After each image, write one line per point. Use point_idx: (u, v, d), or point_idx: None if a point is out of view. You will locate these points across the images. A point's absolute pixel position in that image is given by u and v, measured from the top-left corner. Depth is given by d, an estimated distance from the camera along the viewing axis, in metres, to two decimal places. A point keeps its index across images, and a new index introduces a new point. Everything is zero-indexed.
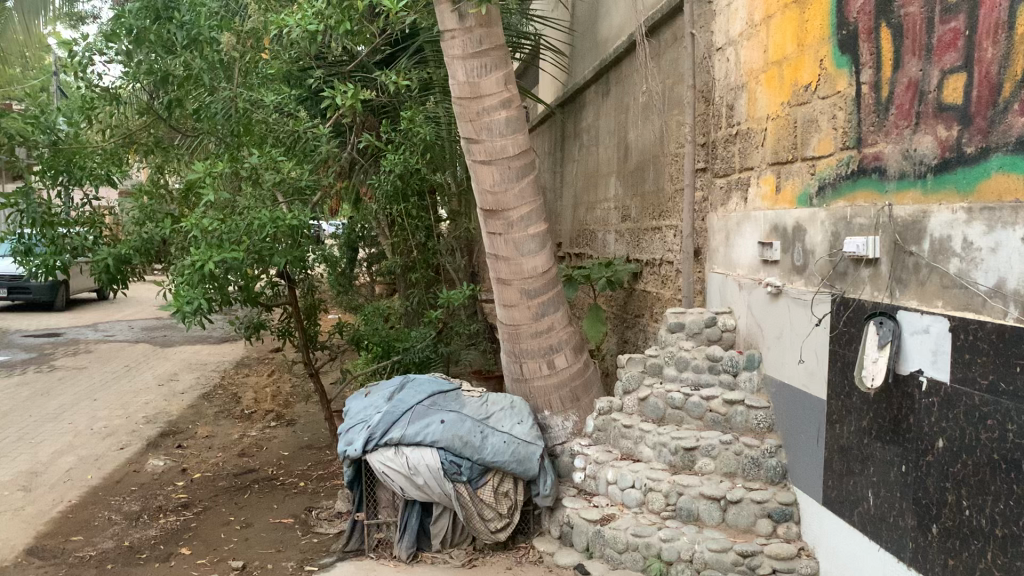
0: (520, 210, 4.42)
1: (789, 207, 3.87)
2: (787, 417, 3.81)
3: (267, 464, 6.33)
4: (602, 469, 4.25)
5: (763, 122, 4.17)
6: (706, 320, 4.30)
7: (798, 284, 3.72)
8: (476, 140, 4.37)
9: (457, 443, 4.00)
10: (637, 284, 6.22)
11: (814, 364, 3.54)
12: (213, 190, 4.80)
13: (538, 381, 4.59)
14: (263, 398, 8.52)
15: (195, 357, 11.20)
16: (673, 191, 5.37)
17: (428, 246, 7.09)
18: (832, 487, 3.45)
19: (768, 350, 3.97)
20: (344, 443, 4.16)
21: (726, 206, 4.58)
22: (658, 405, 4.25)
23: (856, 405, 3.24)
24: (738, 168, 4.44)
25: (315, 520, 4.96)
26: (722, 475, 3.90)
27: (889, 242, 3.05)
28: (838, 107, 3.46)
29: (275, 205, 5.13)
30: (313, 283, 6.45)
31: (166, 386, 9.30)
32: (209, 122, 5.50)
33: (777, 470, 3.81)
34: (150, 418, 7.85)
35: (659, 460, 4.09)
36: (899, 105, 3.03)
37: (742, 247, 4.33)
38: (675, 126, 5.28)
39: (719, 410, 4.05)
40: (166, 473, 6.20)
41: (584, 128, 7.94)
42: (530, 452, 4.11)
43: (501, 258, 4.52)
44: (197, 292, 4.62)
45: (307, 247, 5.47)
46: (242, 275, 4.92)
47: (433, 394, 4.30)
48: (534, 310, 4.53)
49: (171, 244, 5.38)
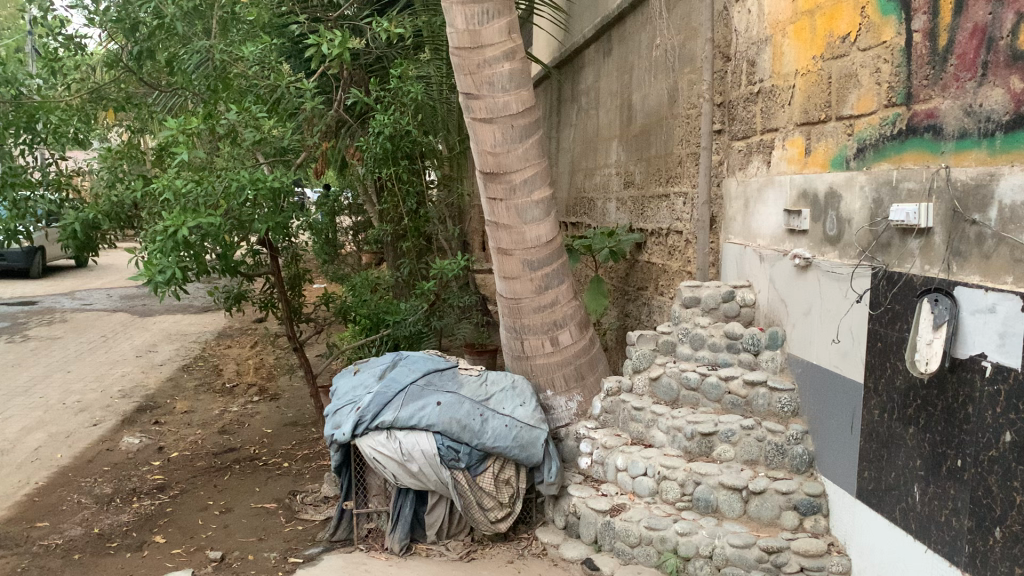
0: (523, 173, 4.06)
1: (820, 171, 3.54)
2: (815, 400, 3.50)
3: (249, 442, 5.98)
4: (610, 455, 3.94)
5: (790, 78, 3.82)
6: (724, 295, 3.98)
7: (831, 256, 3.40)
8: (477, 95, 3.99)
9: (455, 427, 3.68)
10: (640, 255, 5.88)
11: (851, 344, 3.22)
12: (187, 149, 4.41)
13: (540, 358, 4.27)
14: (245, 371, 8.17)
15: (175, 327, 10.81)
16: (684, 156, 5.02)
17: (420, 214, 6.56)
18: (868, 479, 3.14)
19: (794, 328, 3.65)
20: (331, 427, 3.81)
21: (745, 171, 4.24)
22: (672, 385, 3.94)
23: (899, 390, 2.94)
24: (760, 129, 4.09)
25: (299, 505, 4.63)
26: (742, 463, 3.60)
27: (946, 210, 2.72)
28: (883, 59, 3.11)
29: (255, 167, 4.74)
30: (298, 251, 6.05)
31: (144, 358, 8.92)
32: (185, 77, 5.09)
33: (804, 458, 3.50)
34: (127, 392, 7.48)
35: (673, 446, 3.78)
36: (960, 54, 2.69)
37: (764, 216, 3.99)
38: (687, 84, 4.92)
39: (739, 392, 3.73)
40: (141, 451, 5.85)
41: (582, 90, 7.56)
42: (534, 436, 3.77)
43: (501, 227, 4.16)
44: (171, 261, 4.24)
45: (290, 212, 5.07)
46: (219, 241, 4.54)
47: (428, 372, 3.96)
48: (537, 283, 4.18)
49: (143, 209, 4.97)
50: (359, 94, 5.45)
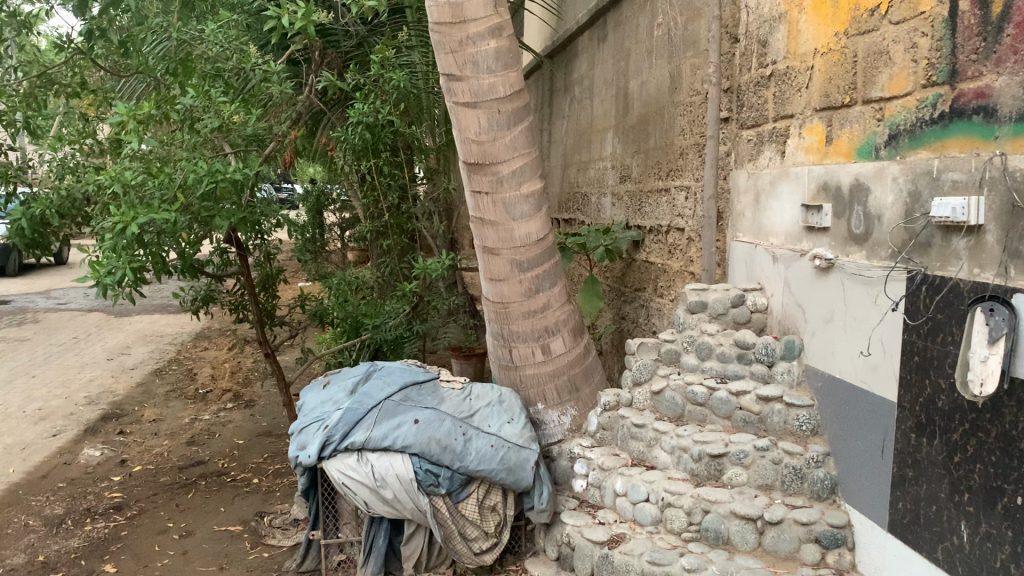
0: (511, 164, 3.67)
1: (844, 161, 3.16)
2: (838, 419, 3.12)
3: (218, 455, 5.57)
4: (608, 477, 3.55)
5: (808, 59, 3.42)
6: (733, 299, 3.62)
7: (857, 257, 3.02)
8: (459, 77, 3.59)
9: (434, 448, 3.29)
10: (637, 254, 5.49)
11: (881, 357, 2.84)
12: (138, 137, 4.01)
13: (530, 368, 3.88)
14: (220, 375, 7.75)
15: (152, 328, 10.38)
16: (686, 147, 4.64)
17: (402, 209, 6.16)
18: (903, 511, 2.76)
19: (814, 337, 3.27)
20: (296, 447, 3.40)
21: (756, 162, 3.85)
22: (676, 400, 3.57)
23: (941, 413, 2.55)
24: (774, 116, 3.70)
25: (267, 529, 4.23)
26: (756, 489, 3.22)
27: (1002, 204, 2.33)
28: (921, 32, 2.71)
29: (216, 158, 4.34)
30: (270, 249, 5.64)
31: (116, 361, 8.49)
32: (140, 59, 4.66)
33: (826, 484, 3.12)
34: (93, 399, 7.04)
35: (677, 468, 3.40)
36: (1019, 22, 2.30)
37: (778, 212, 3.61)
38: (691, 69, 4.53)
39: (751, 408, 3.36)
40: (101, 465, 5.44)
41: (575, 79, 7.16)
42: (523, 458, 3.36)
43: (487, 223, 3.76)
44: (121, 262, 3.81)
45: (257, 209, 4.66)
46: (177, 240, 4.14)
47: (405, 386, 3.57)
48: (527, 285, 3.79)
49: (97, 204, 4.53)
50: (332, 78, 5.04)
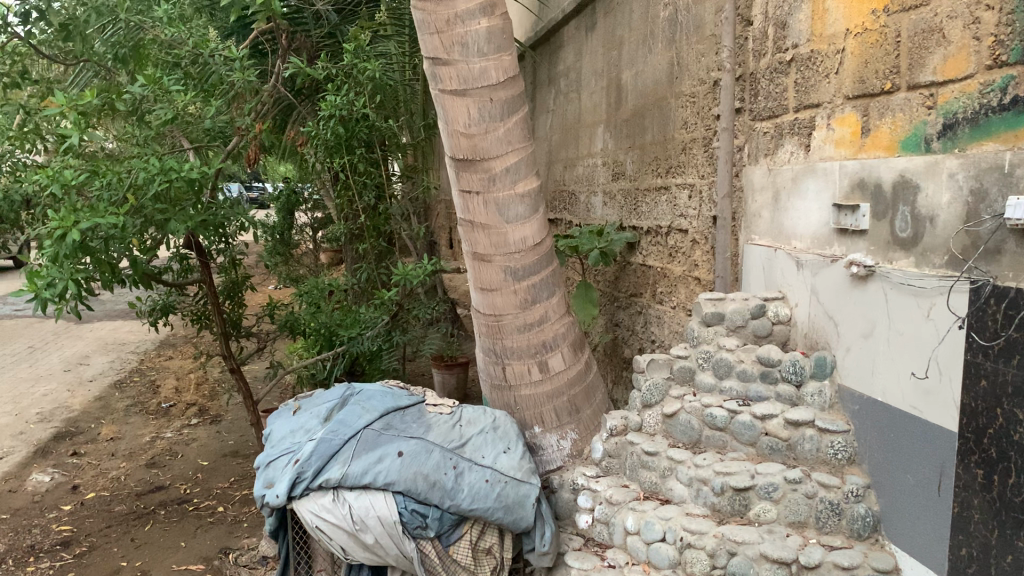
0: (504, 160, 3.27)
1: (884, 156, 2.79)
2: (879, 449, 2.74)
3: (179, 478, 5.12)
4: (617, 512, 3.18)
5: (836, 40, 3.05)
6: (753, 310, 3.27)
7: (902, 264, 2.65)
8: (447, 60, 3.18)
9: (421, 485, 2.88)
10: (633, 257, 5.11)
11: (937, 381, 2.47)
12: (81, 131, 3.54)
13: (526, 387, 3.50)
14: (185, 387, 7.28)
15: (113, 335, 9.86)
16: (688, 141, 4.26)
17: (379, 210, 5.73)
18: (967, 558, 2.38)
19: (849, 354, 2.90)
20: (262, 485, 2.97)
21: (774, 156, 3.48)
22: (692, 424, 3.21)
23: (1019, 449, 2.18)
24: (795, 106, 3.32)
25: (231, 568, 3.80)
26: (787, 528, 2.83)
27: None
28: (985, 4, 2.35)
29: (168, 155, 3.90)
30: (236, 254, 5.18)
31: (73, 372, 7.98)
32: (87, 46, 4.19)
33: (867, 522, 2.74)
34: (45, 416, 6.53)
35: (696, 503, 3.04)
36: None
37: (801, 212, 3.23)
38: (695, 56, 4.15)
39: (779, 434, 2.97)
40: (50, 493, 4.95)
41: (560, 71, 6.77)
42: (522, 494, 2.98)
43: (477, 227, 3.36)
44: (64, 273, 3.35)
45: (218, 212, 4.22)
46: (129, 246, 3.68)
47: (386, 414, 3.16)
48: (521, 295, 3.40)
49: (37, 206, 4.05)
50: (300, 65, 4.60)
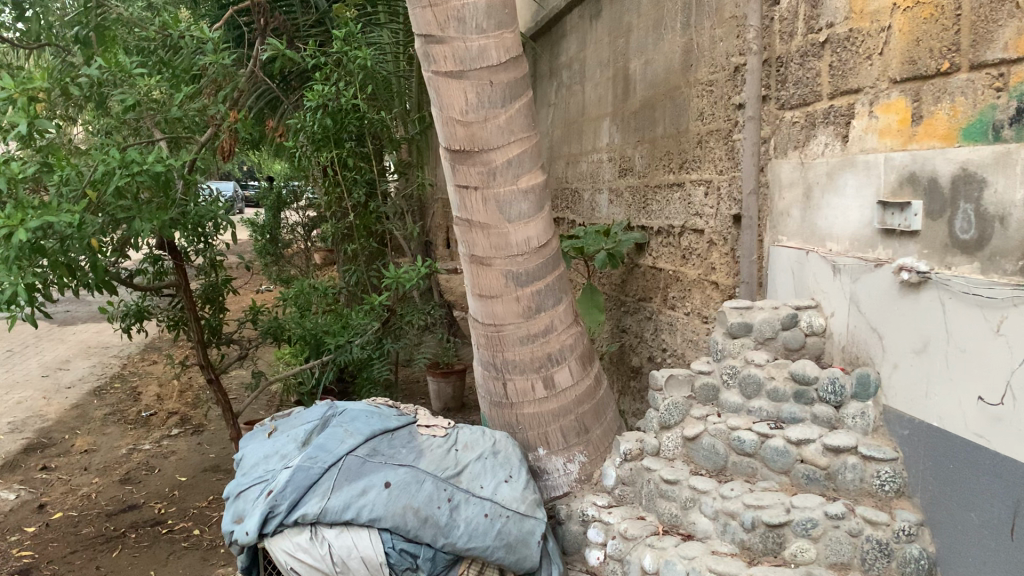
0: (506, 151, 2.92)
1: (939, 146, 2.44)
2: (935, 481, 2.39)
3: (154, 496, 4.76)
4: (633, 549, 2.85)
5: (880, 16, 2.69)
6: (784, 320, 2.94)
7: (964, 269, 2.30)
8: (441, 38, 2.83)
9: (411, 521, 2.53)
10: (641, 259, 4.77)
11: (1010, 408, 2.12)
12: (32, 117, 3.19)
13: (529, 405, 3.15)
14: (167, 394, 6.91)
15: (98, 338, 9.50)
16: (705, 134, 3.91)
17: (369, 207, 5.38)
18: None
19: (897, 371, 2.55)
20: (230, 520, 2.60)
21: (805, 149, 3.13)
22: (716, 449, 2.88)
23: None
24: (830, 92, 2.97)
25: None
26: (827, 570, 2.47)
27: None
28: None
29: (125, 148, 3.63)
30: (216, 256, 4.83)
31: (52, 379, 7.61)
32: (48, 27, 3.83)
33: (922, 566, 2.38)
34: (17, 426, 6.16)
35: (722, 540, 2.70)
36: None
37: (838, 211, 2.88)
38: (713, 40, 3.80)
39: (816, 462, 2.62)
40: (14, 513, 4.60)
41: (562, 62, 6.41)
42: (526, 531, 2.63)
43: (475, 226, 3.01)
44: (12, 277, 2.98)
45: (190, 210, 3.86)
46: (90, 248, 3.32)
47: (372, 437, 2.81)
48: (523, 302, 3.05)
49: None
50: (280, 48, 4.24)
